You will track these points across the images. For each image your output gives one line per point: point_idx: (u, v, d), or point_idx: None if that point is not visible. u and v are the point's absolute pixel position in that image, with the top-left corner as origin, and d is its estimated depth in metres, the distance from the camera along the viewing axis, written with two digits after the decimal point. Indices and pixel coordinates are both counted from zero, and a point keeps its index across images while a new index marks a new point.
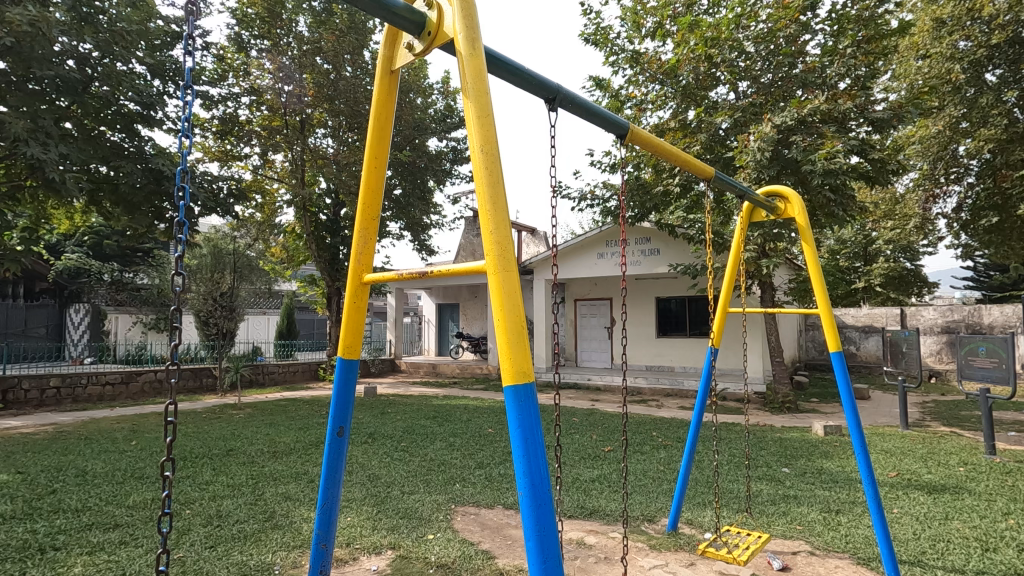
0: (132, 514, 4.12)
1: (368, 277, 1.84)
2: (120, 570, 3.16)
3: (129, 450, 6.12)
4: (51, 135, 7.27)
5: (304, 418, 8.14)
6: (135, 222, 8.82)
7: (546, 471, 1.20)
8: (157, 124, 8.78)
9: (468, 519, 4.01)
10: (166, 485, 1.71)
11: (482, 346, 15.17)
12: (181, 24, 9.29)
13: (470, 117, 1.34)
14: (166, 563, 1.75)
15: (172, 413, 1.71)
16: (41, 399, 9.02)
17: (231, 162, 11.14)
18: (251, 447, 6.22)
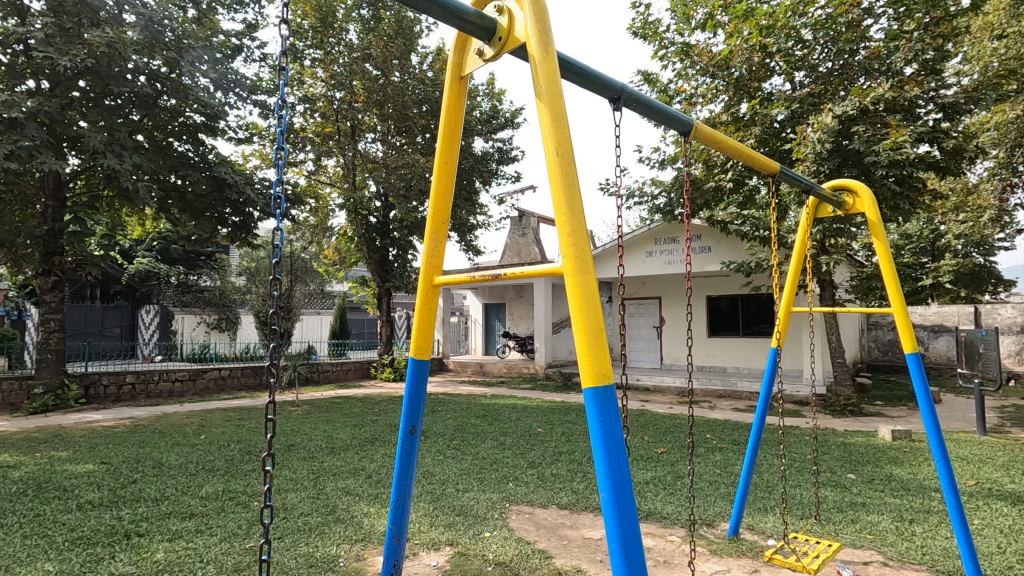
0: (206, 504, 4.36)
1: (438, 279, 1.89)
2: (198, 557, 3.35)
3: (200, 443, 6.47)
4: (127, 147, 7.78)
5: (359, 415, 8.38)
6: (201, 228, 9.31)
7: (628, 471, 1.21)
8: (219, 133, 9.25)
9: (523, 518, 4.03)
10: (266, 478, 1.82)
11: (529, 345, 15.18)
12: (240, 38, 9.75)
13: (544, 121, 1.35)
14: (268, 550, 1.86)
15: (270, 413, 1.84)
16: (118, 394, 9.64)
17: (287, 168, 11.60)
18: (309, 443, 6.45)
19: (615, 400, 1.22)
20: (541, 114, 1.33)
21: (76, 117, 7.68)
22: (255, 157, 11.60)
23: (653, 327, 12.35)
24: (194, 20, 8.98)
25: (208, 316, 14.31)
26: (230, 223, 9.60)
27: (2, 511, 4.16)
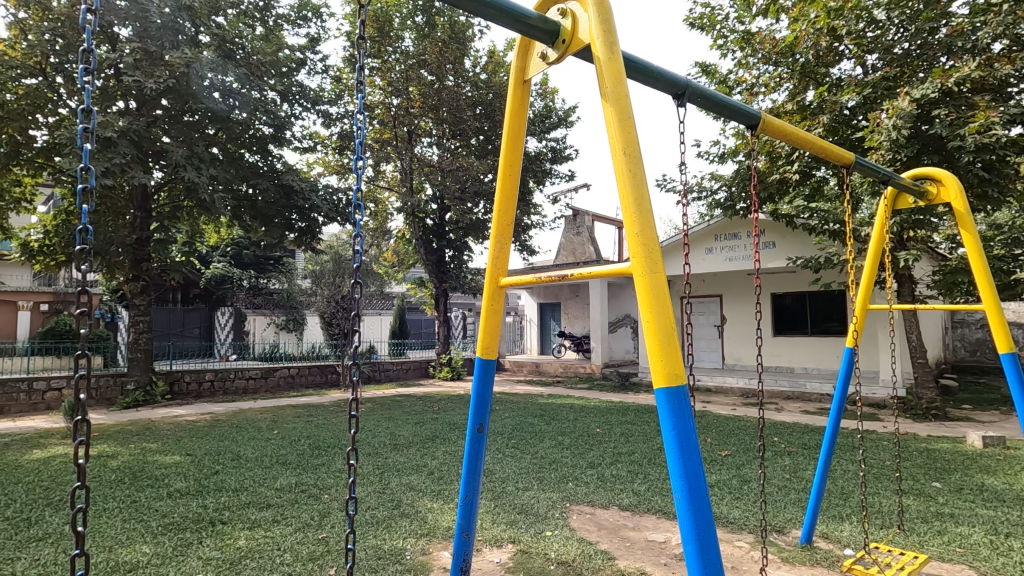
0: (281, 495, 4.61)
1: (504, 281, 1.92)
2: (277, 545, 3.55)
3: (273, 438, 6.83)
4: (204, 160, 8.33)
5: (419, 413, 8.61)
6: (271, 234, 9.82)
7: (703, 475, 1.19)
8: (286, 143, 9.73)
9: (584, 518, 4.02)
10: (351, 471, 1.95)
11: (585, 345, 15.05)
12: (304, 51, 10.23)
13: (610, 121, 1.35)
14: (352, 541, 1.96)
15: (352, 410, 1.95)
16: (199, 391, 10.32)
17: (348, 174, 12.06)
18: (374, 439, 6.69)
19: (689, 401, 1.22)
20: (607, 114, 1.34)
21: (159, 133, 8.29)
22: (318, 164, 12.12)
23: (714, 326, 11.97)
24: (262, 37, 9.53)
25: (277, 317, 15.03)
26: (297, 229, 10.09)
27: (104, 497, 4.55)
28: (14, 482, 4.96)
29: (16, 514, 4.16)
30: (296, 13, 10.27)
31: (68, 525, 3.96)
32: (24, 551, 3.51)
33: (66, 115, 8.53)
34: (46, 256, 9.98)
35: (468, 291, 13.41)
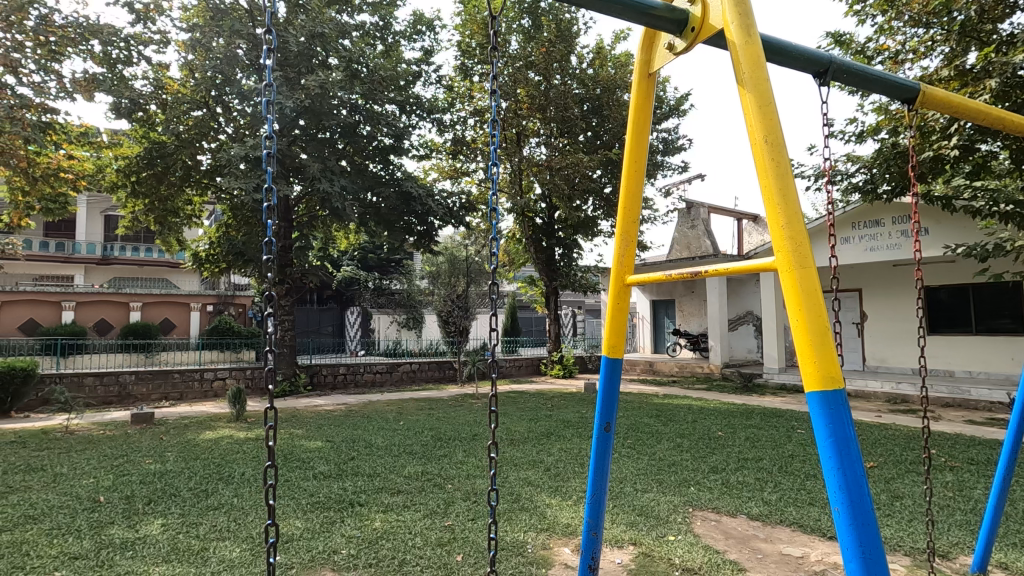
0: (409, 482, 4.93)
1: (630, 278, 1.90)
2: (408, 528, 3.81)
3: (400, 428, 7.33)
4: (335, 172, 9.16)
5: (533, 410, 8.76)
6: (393, 237, 10.64)
7: (864, 479, 1.20)
8: (404, 152, 10.35)
9: (709, 525, 3.84)
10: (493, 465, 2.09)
11: (702, 344, 14.36)
12: (420, 64, 10.86)
13: (751, 114, 1.36)
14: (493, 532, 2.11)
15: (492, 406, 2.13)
16: (334, 382, 11.35)
17: (461, 178, 12.54)
18: (492, 433, 6.93)
19: (846, 406, 1.23)
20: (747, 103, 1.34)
21: (298, 151, 9.22)
22: (433, 171, 12.77)
23: (852, 324, 10.85)
24: (383, 54, 10.30)
25: (398, 314, 15.75)
26: (416, 232, 10.76)
27: (263, 476, 5.18)
28: (194, 458, 5.81)
29: (196, 485, 4.87)
30: (411, 29, 10.91)
31: (236, 498, 4.55)
32: (204, 517, 4.10)
33: (225, 140, 9.82)
34: (211, 264, 11.54)
35: (578, 289, 13.38)
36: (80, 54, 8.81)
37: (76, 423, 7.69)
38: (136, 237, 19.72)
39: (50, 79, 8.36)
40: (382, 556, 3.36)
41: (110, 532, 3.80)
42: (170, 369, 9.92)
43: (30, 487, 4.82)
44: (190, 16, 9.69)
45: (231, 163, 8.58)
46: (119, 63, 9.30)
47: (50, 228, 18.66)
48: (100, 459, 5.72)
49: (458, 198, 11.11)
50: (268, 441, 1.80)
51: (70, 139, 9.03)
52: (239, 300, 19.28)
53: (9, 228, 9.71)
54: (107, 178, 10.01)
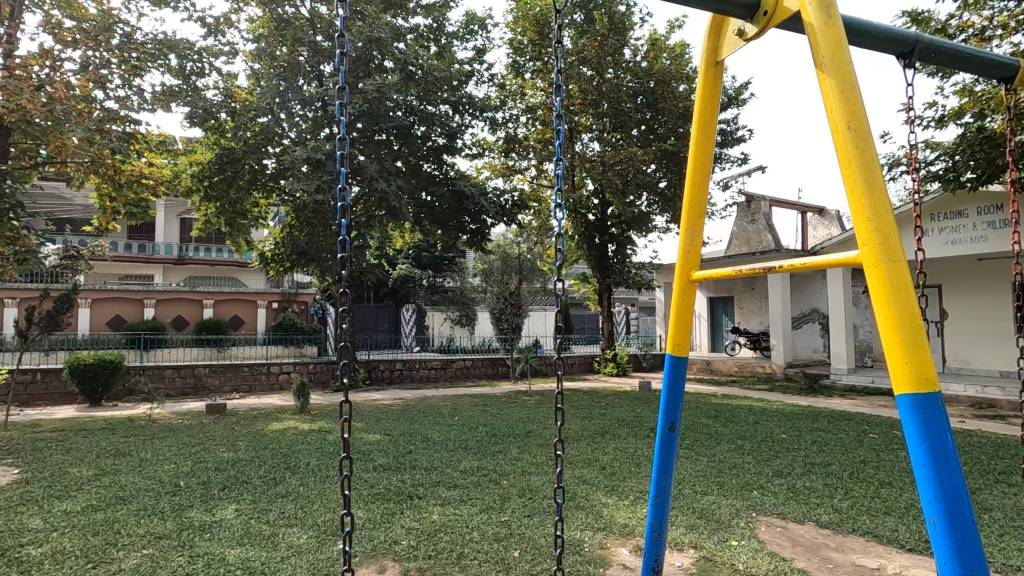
0: (465, 477, 4.99)
1: (698, 274, 1.86)
2: (465, 522, 3.87)
3: (455, 424, 7.44)
4: (392, 172, 9.40)
5: (587, 408, 8.71)
6: (447, 236, 10.84)
7: (959, 476, 1.27)
8: (457, 151, 10.48)
9: (775, 531, 3.69)
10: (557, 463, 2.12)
11: (763, 343, 13.81)
12: (472, 64, 10.96)
13: (833, 112, 1.43)
14: (558, 528, 2.09)
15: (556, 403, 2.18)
16: (391, 377, 11.68)
17: (513, 176, 12.57)
18: (545, 431, 6.93)
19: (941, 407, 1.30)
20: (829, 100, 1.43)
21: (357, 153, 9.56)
22: (486, 169, 12.87)
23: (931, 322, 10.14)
24: (437, 55, 10.47)
25: (452, 312, 16.01)
26: (470, 230, 10.90)
27: (327, 466, 5.39)
28: (263, 447, 6.12)
29: (265, 473, 5.13)
30: (464, 29, 11.02)
31: (302, 486, 4.76)
32: (274, 504, 4.31)
33: (288, 145, 10.22)
34: (276, 263, 12.06)
35: (632, 286, 13.14)
36: (159, 68, 9.43)
37: (157, 413, 8.26)
38: (208, 238, 20.96)
39: (133, 93, 8.99)
40: (442, 549, 3.42)
41: (190, 515, 4.05)
42: (240, 363, 10.48)
43: (120, 471, 5.22)
44: (255, 27, 10.17)
45: (294, 166, 8.95)
46: (192, 75, 9.88)
47: (133, 231, 20.10)
48: (179, 447, 6.12)
49: (510, 196, 11.17)
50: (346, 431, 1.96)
51: (150, 147, 9.68)
52: (302, 298, 20.13)
53: (99, 232, 10.51)
54: (183, 183, 10.66)
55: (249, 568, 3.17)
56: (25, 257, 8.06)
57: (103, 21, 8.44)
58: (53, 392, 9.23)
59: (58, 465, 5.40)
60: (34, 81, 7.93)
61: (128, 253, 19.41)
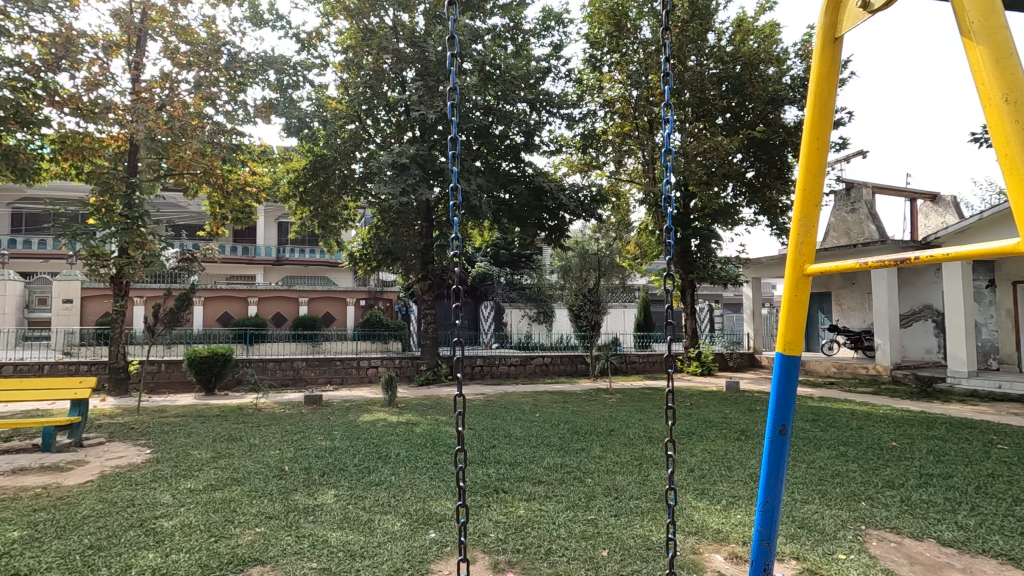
0: (549, 473, 5.01)
1: (812, 266, 1.75)
2: (551, 518, 3.88)
3: (536, 420, 7.49)
4: (472, 172, 9.60)
5: (670, 407, 8.49)
6: (526, 233, 10.93)
7: None
8: (535, 148, 10.51)
9: (888, 546, 3.40)
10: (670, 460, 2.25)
11: (865, 342, 12.79)
12: (548, 61, 10.96)
13: (987, 82, 1.38)
14: (672, 531, 2.26)
15: (670, 401, 2.28)
16: (472, 373, 11.97)
17: (591, 171, 12.44)
18: (628, 430, 6.80)
19: None
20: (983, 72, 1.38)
21: (438, 155, 9.93)
22: (563, 165, 12.82)
23: None
24: (514, 54, 10.54)
25: (530, 309, 16.25)
26: (548, 227, 10.92)
27: (416, 457, 5.60)
28: (357, 437, 6.47)
29: (360, 462, 5.42)
30: (541, 26, 11.03)
31: (394, 476, 4.97)
32: (368, 491, 4.54)
33: (375, 149, 10.69)
34: (364, 263, 12.64)
35: (718, 282, 12.58)
36: (261, 83, 10.20)
37: (263, 402, 8.96)
38: (303, 240, 22.43)
39: (238, 108, 9.78)
40: (529, 543, 3.46)
41: (295, 498, 4.35)
42: (333, 357, 11.13)
43: (233, 454, 5.71)
44: (343, 39, 10.73)
45: (380, 170, 9.31)
46: (288, 87, 10.60)
47: (239, 235, 21.93)
48: (283, 434, 6.61)
49: (588, 192, 11.07)
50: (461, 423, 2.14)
51: (253, 157, 10.48)
52: (387, 295, 21.06)
53: (211, 236, 11.53)
54: (281, 190, 11.45)
55: (350, 551, 3.36)
56: (150, 260, 9.03)
57: (212, 44, 9.24)
58: (175, 381, 10.28)
59: (182, 447, 5.99)
60: (157, 102, 8.84)
61: (234, 255, 21.20)
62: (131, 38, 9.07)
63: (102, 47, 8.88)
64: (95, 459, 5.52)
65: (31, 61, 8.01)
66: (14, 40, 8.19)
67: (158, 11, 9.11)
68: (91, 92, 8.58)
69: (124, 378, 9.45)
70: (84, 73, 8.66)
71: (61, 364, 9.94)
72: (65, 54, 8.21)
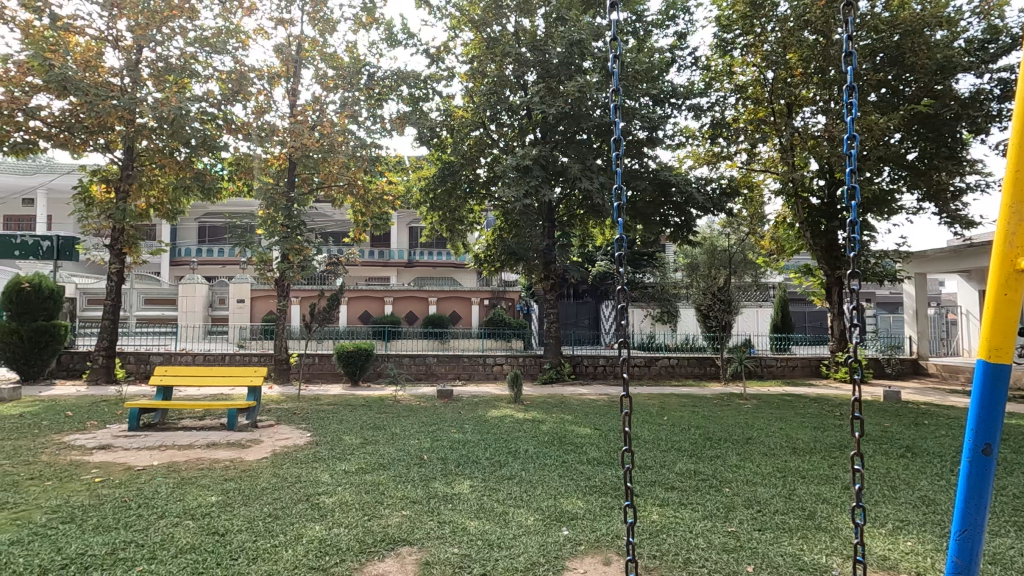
0: (682, 480, 4.81)
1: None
2: (687, 526, 3.73)
3: (665, 423, 7.23)
4: (593, 170, 9.63)
5: (816, 417, 7.74)
6: (650, 231, 10.62)
7: None
8: (659, 142, 10.16)
9: None
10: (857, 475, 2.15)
11: None
12: (673, 51, 10.57)
13: None
14: (861, 551, 2.26)
15: (856, 412, 2.21)
16: (595, 373, 11.90)
17: (720, 163, 11.74)
18: (768, 439, 6.31)
19: None
20: None
21: (560, 155, 10.01)
22: (689, 158, 12.25)
23: None
24: (637, 48, 10.29)
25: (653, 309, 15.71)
26: (674, 224, 10.69)
27: (544, 454, 5.68)
28: (487, 432, 6.73)
29: (491, 456, 5.62)
30: (664, 16, 10.64)
31: (524, 471, 5.10)
32: (501, 485, 4.71)
33: (498, 153, 11.05)
34: (488, 264, 13.07)
35: (871, 279, 11.23)
36: (395, 99, 11.01)
37: (400, 394, 9.67)
38: (432, 243, 23.84)
39: (376, 123, 10.63)
40: (665, 550, 3.35)
41: (434, 485, 4.64)
42: (461, 354, 11.69)
43: (378, 441, 6.22)
44: (468, 50, 11.22)
45: (504, 174, 9.54)
46: (419, 100, 11.30)
47: (376, 240, 23.87)
48: (420, 425, 7.07)
49: (717, 184, 10.47)
50: (627, 425, 2.22)
51: (389, 167, 11.34)
52: (509, 295, 21.58)
53: (353, 242, 12.62)
54: (413, 197, 12.23)
55: (487, 541, 3.50)
56: (305, 265, 10.11)
57: (354, 67, 10.15)
58: (326, 372, 11.45)
59: (336, 432, 6.66)
60: (310, 122, 9.92)
61: (372, 258, 23.13)
62: (290, 68, 10.27)
63: (267, 79, 10.17)
64: (268, 439, 6.33)
65: (214, 97, 9.41)
66: (202, 79, 9.67)
67: (311, 42, 10.25)
68: (258, 118, 9.85)
69: (286, 369, 10.69)
70: (254, 103, 9.96)
71: (238, 355, 11.55)
72: (239, 88, 9.54)
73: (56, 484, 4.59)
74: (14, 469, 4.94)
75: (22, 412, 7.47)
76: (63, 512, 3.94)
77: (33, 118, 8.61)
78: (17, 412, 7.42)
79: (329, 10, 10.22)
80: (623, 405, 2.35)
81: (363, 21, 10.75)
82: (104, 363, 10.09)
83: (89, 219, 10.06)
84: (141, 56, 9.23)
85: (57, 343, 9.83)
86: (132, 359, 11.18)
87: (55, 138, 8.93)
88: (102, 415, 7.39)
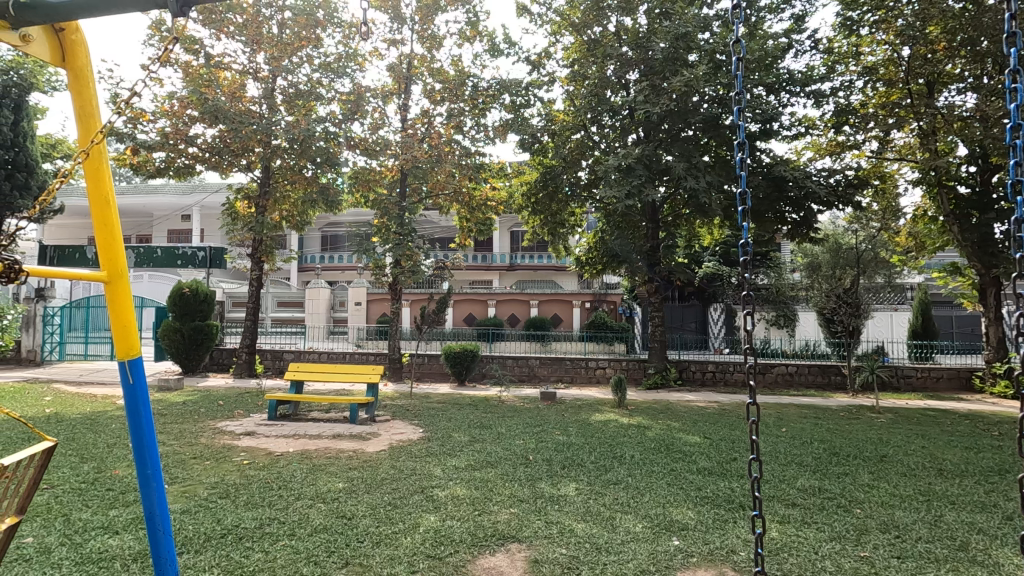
0: (805, 497, 4.46)
1: None
2: (811, 548, 3.45)
3: (783, 435, 6.75)
4: (700, 168, 9.24)
5: (968, 435, 6.82)
6: (765, 230, 9.99)
7: None
8: (774, 135, 9.54)
9: None
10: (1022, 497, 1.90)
11: None
12: (789, 35, 9.89)
13: None
14: None
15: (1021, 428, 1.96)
16: (703, 379, 11.41)
17: (845, 153, 10.74)
18: (907, 458, 5.68)
19: None
20: None
21: (664, 153, 9.70)
22: (809, 149, 11.35)
23: None
24: (748, 35, 9.73)
25: (767, 312, 14.70)
26: (791, 221, 9.95)
27: (651, 461, 5.56)
28: (591, 436, 6.71)
29: (597, 460, 5.60)
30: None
31: (630, 477, 5.02)
32: (607, 489, 4.68)
33: (600, 155, 10.97)
34: (590, 266, 13.00)
35: None
36: (498, 107, 11.30)
37: (505, 395, 9.92)
38: (533, 247, 24.12)
39: (480, 131, 11.01)
40: (788, 570, 3.15)
41: (541, 486, 4.72)
42: (563, 357, 11.73)
43: (484, 440, 6.44)
44: (568, 54, 11.27)
45: (606, 176, 9.45)
46: (521, 107, 11.51)
47: (479, 245, 24.66)
48: (525, 426, 7.22)
49: (842, 176, 9.59)
50: (753, 434, 2.12)
51: (492, 174, 11.69)
52: (611, 298, 21.20)
53: (459, 247, 13.12)
54: (515, 202, 12.42)
55: (595, 544, 3.51)
56: (415, 270, 10.68)
57: (459, 79, 10.59)
58: (435, 372, 12.05)
59: (446, 429, 6.99)
60: (420, 135, 10.53)
61: (476, 262, 23.95)
62: (401, 85, 10.95)
63: (382, 97, 10.94)
64: (385, 432, 6.79)
65: (336, 117, 10.28)
66: (325, 102, 10.60)
67: (420, 59, 10.82)
68: (374, 134, 10.59)
69: (399, 367, 11.38)
70: (370, 120, 10.73)
71: (357, 354, 12.48)
72: (357, 107, 10.35)
73: (213, 464, 5.27)
74: (181, 449, 5.74)
75: (184, 400, 8.65)
76: (220, 488, 4.53)
77: (191, 145, 9.94)
78: (181, 399, 8.60)
79: (436, 27, 10.76)
80: (745, 414, 2.25)
81: (468, 34, 11.19)
82: (246, 359, 11.38)
83: (234, 232, 11.40)
84: (276, 84, 10.31)
85: (210, 340, 11.26)
86: (269, 356, 12.49)
87: (208, 162, 10.26)
88: (246, 405, 8.35)
